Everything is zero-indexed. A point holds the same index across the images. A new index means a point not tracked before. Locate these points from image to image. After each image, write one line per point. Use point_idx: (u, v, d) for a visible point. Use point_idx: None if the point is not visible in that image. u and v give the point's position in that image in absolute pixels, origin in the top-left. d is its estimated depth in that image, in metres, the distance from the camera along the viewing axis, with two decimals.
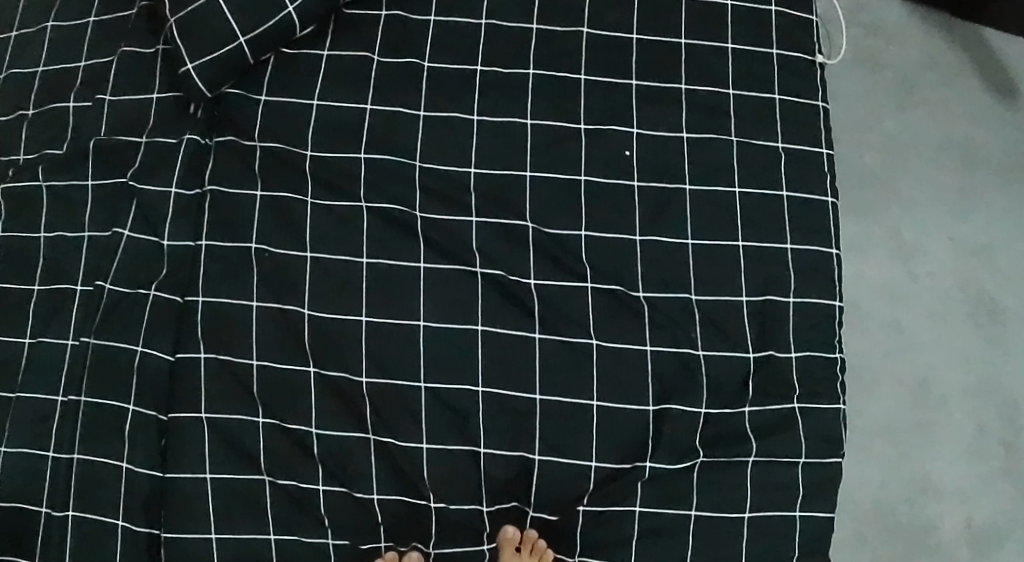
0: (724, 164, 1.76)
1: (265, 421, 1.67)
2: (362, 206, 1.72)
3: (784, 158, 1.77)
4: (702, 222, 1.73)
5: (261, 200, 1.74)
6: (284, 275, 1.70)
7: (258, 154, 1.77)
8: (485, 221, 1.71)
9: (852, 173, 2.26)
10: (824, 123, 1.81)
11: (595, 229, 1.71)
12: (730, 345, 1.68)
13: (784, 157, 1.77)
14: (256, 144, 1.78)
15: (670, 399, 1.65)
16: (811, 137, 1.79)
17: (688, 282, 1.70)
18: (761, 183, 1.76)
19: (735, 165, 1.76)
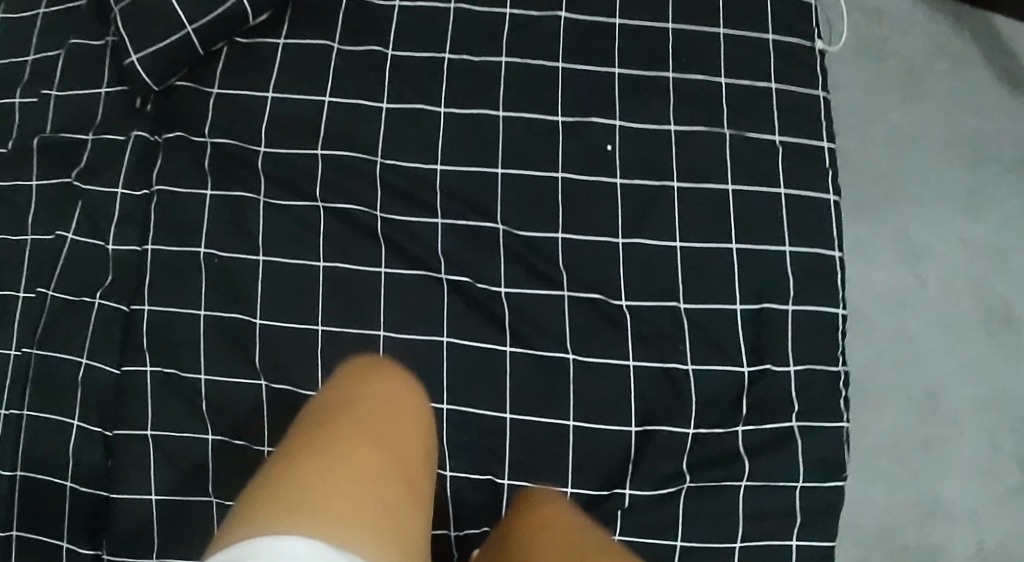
0: (716, 160, 1.62)
1: (214, 438, 1.52)
2: (319, 206, 1.58)
3: (780, 152, 1.63)
4: (690, 222, 1.59)
5: (213, 200, 1.60)
6: (234, 283, 1.57)
7: (209, 150, 1.63)
8: (454, 223, 1.57)
9: (855, 169, 2.11)
10: (825, 113, 1.66)
11: (574, 231, 1.57)
12: (722, 357, 1.53)
13: (780, 152, 1.63)
14: (207, 140, 1.63)
15: (655, 419, 1.51)
16: (811, 129, 1.65)
17: (675, 289, 1.56)
18: (756, 179, 1.62)
19: (728, 161, 1.62)
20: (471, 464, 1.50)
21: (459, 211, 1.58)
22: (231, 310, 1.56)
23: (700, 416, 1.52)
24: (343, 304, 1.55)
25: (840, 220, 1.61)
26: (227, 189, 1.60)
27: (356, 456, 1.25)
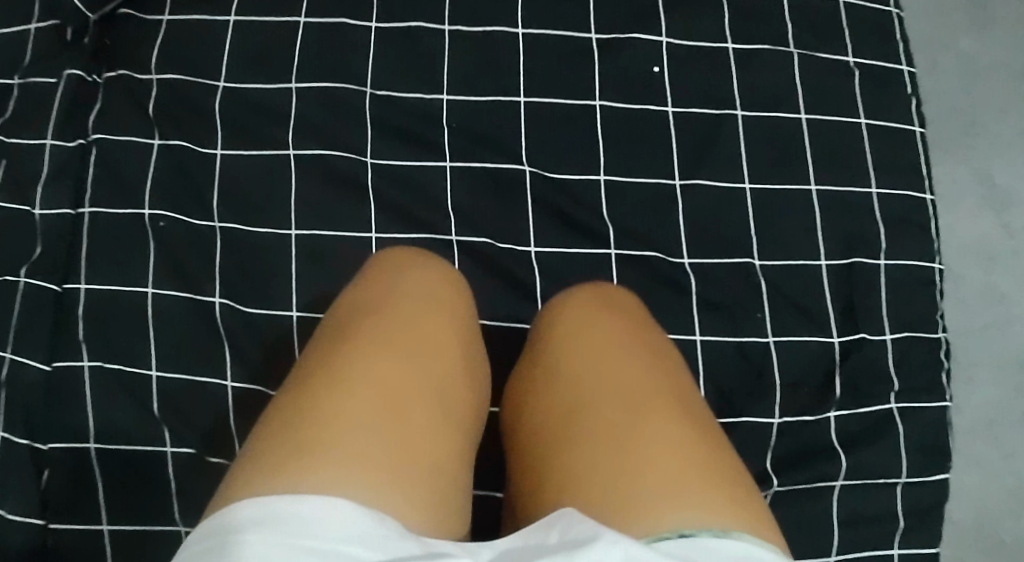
0: (785, 85, 1.31)
1: (178, 451, 1.12)
2: (292, 153, 1.23)
3: (857, 74, 1.34)
4: (758, 160, 1.27)
5: (162, 148, 1.22)
6: (191, 254, 1.19)
7: (156, 88, 1.26)
8: (465, 166, 1.24)
9: (930, 103, 1.73)
10: (902, 30, 1.37)
11: (617, 172, 1.25)
12: (809, 325, 1.23)
13: (857, 74, 1.34)
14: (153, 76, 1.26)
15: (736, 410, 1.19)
16: (889, 50, 1.36)
17: (747, 243, 1.24)
18: (832, 107, 1.32)
19: (800, 85, 1.32)
20: (502, 474, 1.14)
21: (474, 151, 1.25)
22: (187, 288, 1.17)
23: (785, 401, 1.20)
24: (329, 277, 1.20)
25: (928, 154, 1.32)
26: (181, 134, 1.23)
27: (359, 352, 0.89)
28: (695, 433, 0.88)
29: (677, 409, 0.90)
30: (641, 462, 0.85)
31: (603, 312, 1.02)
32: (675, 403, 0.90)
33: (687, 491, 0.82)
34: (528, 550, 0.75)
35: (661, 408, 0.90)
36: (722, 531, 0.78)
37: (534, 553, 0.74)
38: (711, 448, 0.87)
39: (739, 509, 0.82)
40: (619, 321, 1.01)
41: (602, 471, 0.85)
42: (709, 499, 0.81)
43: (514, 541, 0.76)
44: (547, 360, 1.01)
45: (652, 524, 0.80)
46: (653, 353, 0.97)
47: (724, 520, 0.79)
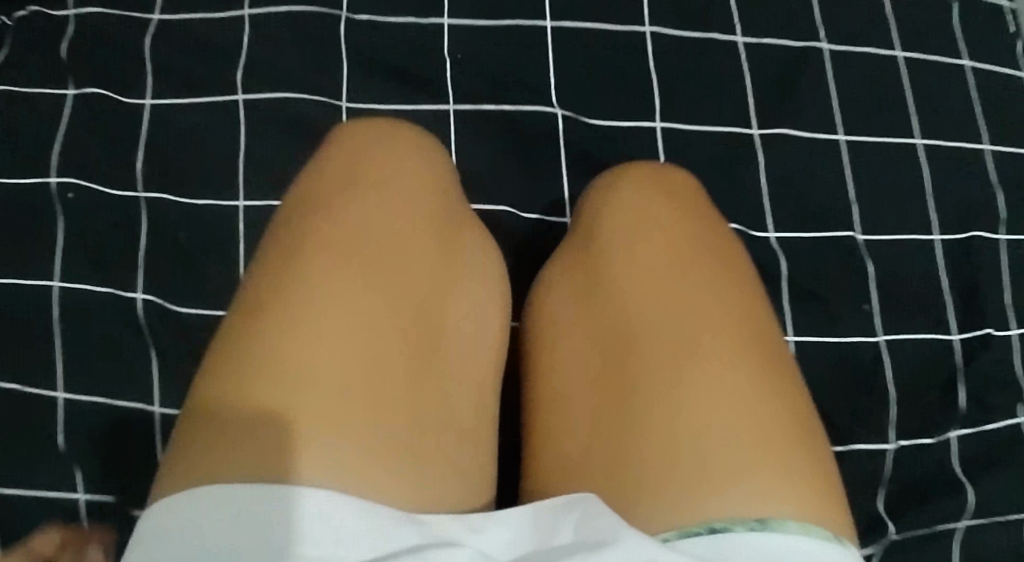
0: (874, 16, 1.00)
1: (86, 502, 0.73)
2: (242, 98, 0.88)
3: (965, 5, 1.02)
4: (855, 109, 0.96)
5: (77, 99, 0.87)
6: (99, 238, 0.82)
7: (73, 26, 0.91)
8: (478, 112, 0.89)
9: None
10: None
11: (675, 118, 0.92)
12: (924, 321, 0.88)
13: (966, 5, 1.02)
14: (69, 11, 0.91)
15: (843, 435, 0.83)
16: None
17: (845, 210, 0.92)
18: (932, 43, 1.00)
19: (890, 16, 1.00)
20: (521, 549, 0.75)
21: (485, 90, 0.90)
22: (110, 281, 0.80)
23: (896, 418, 0.84)
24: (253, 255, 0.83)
25: None
26: (105, 80, 0.89)
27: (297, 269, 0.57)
28: (768, 370, 0.59)
29: (743, 333, 0.60)
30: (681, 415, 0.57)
31: (647, 183, 0.70)
32: (735, 318, 0.61)
33: (739, 459, 0.55)
34: (537, 550, 0.51)
35: (720, 328, 0.60)
36: (771, 520, 0.52)
37: (539, 551, 0.50)
38: (789, 389, 0.59)
39: (823, 491, 0.55)
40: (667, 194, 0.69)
41: (624, 431, 0.58)
42: (771, 475, 0.54)
43: (522, 514, 0.52)
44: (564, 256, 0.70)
45: (690, 516, 0.53)
46: (710, 244, 0.66)
47: (794, 507, 0.53)
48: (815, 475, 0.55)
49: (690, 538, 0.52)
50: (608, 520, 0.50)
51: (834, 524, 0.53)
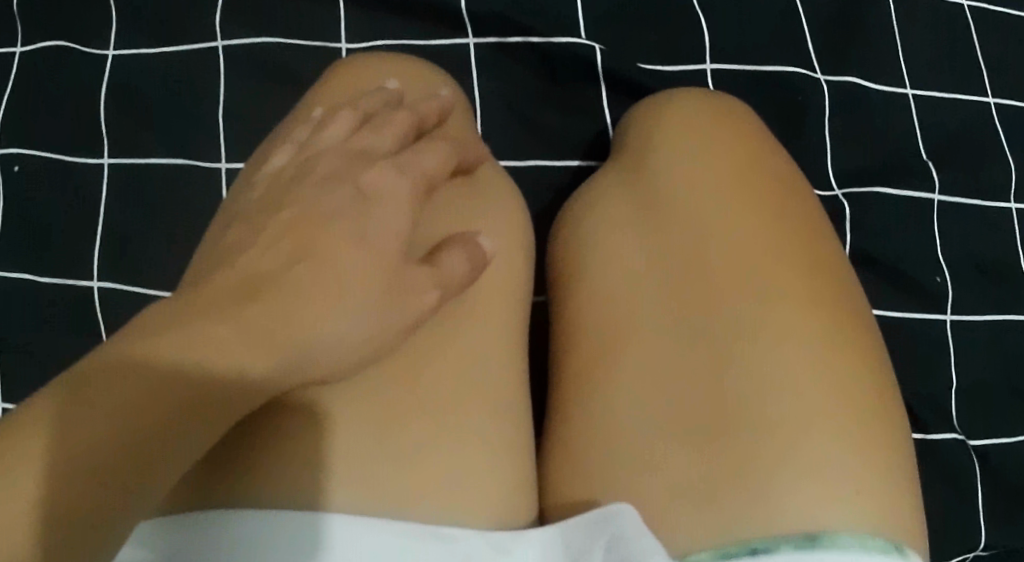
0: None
1: None
2: (219, 46, 0.72)
3: None
4: (925, 63, 0.82)
5: (25, 57, 0.71)
6: (43, 222, 0.67)
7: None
8: (497, 57, 0.74)
9: None
10: None
11: (724, 58, 0.77)
12: (1004, 302, 0.77)
13: None
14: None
15: (925, 425, 0.73)
16: None
17: (926, 167, 0.78)
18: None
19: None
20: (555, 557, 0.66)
21: (505, 27, 0.74)
22: (61, 271, 0.66)
23: (977, 408, 0.74)
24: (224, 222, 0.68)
25: None
26: (61, 31, 0.71)
27: (439, 215, 0.59)
28: (849, 361, 0.55)
29: (826, 309, 0.56)
30: (747, 415, 0.54)
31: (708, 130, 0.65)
32: (811, 305, 0.56)
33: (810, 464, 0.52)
34: None
35: (797, 311, 0.56)
36: (826, 536, 0.51)
37: None
38: (879, 378, 0.55)
39: (898, 505, 0.52)
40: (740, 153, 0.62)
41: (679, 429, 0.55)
42: (846, 482, 0.52)
43: (550, 534, 0.52)
44: (613, 207, 0.63)
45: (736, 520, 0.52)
46: (788, 218, 0.60)
47: (851, 516, 0.51)
48: (895, 482, 0.53)
49: (731, 560, 0.51)
50: (647, 545, 0.50)
51: (904, 533, 0.52)
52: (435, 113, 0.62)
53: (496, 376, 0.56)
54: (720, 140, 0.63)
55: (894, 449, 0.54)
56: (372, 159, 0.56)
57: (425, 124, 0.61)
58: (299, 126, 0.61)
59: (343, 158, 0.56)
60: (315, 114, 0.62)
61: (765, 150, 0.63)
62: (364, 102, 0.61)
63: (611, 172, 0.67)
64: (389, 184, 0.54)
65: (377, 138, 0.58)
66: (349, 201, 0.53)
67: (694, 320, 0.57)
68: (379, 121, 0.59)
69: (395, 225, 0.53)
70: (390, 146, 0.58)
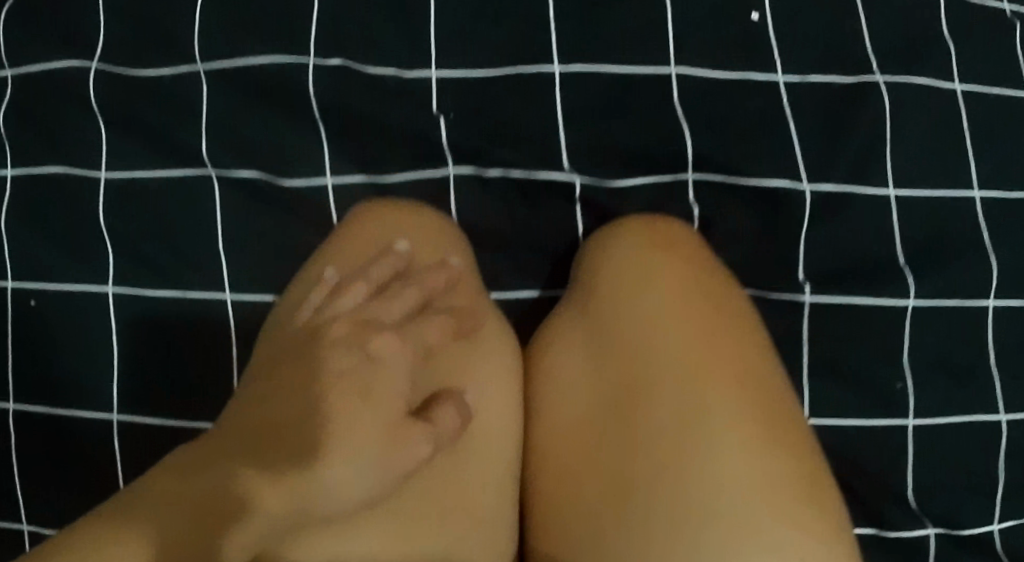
0: (931, 34, 0.82)
1: None
2: (212, 172, 0.73)
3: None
4: (914, 160, 0.81)
5: (21, 182, 0.75)
6: (60, 359, 0.73)
7: (9, 89, 0.76)
8: (483, 185, 0.75)
9: None
10: None
11: (705, 168, 0.77)
12: (971, 403, 0.79)
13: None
14: (3, 69, 0.76)
15: (880, 520, 0.78)
16: None
17: (898, 275, 0.79)
18: (997, 65, 0.84)
19: (947, 36, 0.83)
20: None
21: (488, 151, 0.74)
22: (82, 403, 0.72)
23: (935, 502, 0.79)
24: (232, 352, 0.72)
25: None
26: (55, 151, 0.75)
27: (434, 373, 0.69)
28: (764, 447, 0.62)
29: (748, 396, 0.64)
30: (669, 510, 0.62)
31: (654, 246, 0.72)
32: (728, 398, 0.64)
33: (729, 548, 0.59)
34: None
35: (726, 403, 0.64)
36: None
37: None
38: (795, 459, 0.62)
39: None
40: (673, 267, 0.71)
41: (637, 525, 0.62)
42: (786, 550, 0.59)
43: None
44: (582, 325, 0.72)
45: None
46: (702, 320, 0.67)
47: None
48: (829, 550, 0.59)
49: None
50: None
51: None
52: (444, 282, 0.70)
53: (473, 502, 0.69)
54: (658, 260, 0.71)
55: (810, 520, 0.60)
56: (379, 327, 0.65)
57: (432, 293, 0.70)
58: (312, 291, 0.69)
59: (352, 327, 0.65)
60: (324, 277, 0.69)
61: (695, 262, 0.71)
62: (374, 272, 0.69)
63: (566, 304, 0.75)
64: (397, 350, 0.64)
65: (386, 309, 0.67)
66: (356, 367, 0.62)
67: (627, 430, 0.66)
68: (389, 295, 0.68)
69: (395, 390, 0.62)
70: (396, 315, 0.68)
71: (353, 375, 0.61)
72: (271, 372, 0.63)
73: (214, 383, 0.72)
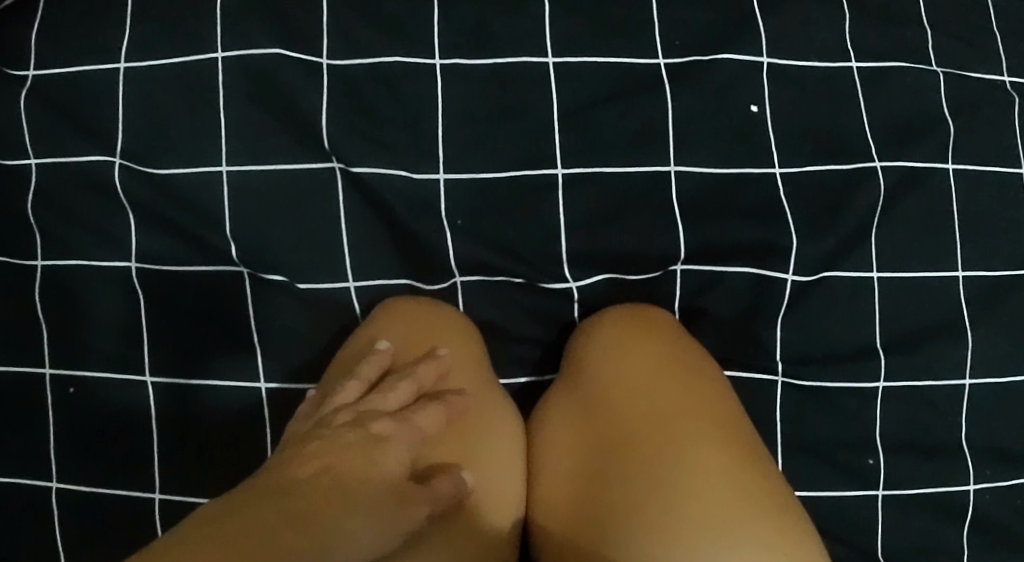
0: (930, 114, 0.85)
1: None
2: (245, 271, 0.80)
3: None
4: (902, 244, 0.83)
5: (49, 272, 0.81)
6: (105, 435, 0.81)
7: (32, 178, 0.81)
8: (490, 283, 0.80)
9: None
10: None
11: (695, 260, 0.81)
12: (944, 475, 0.83)
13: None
14: (27, 159, 0.81)
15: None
16: None
17: (874, 355, 0.83)
18: (989, 147, 0.85)
19: (947, 116, 0.85)
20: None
21: (486, 260, 0.79)
22: (124, 477, 0.81)
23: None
24: (255, 438, 0.80)
25: None
26: (80, 242, 0.81)
27: (432, 454, 0.73)
28: (743, 496, 0.69)
29: (712, 432, 0.73)
30: (669, 550, 0.68)
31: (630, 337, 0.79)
32: (707, 458, 0.71)
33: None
34: None
35: (697, 445, 0.72)
36: None
37: None
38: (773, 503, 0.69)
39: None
40: (648, 350, 0.78)
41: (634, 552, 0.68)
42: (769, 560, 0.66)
43: None
44: (562, 402, 0.79)
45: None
46: (669, 378, 0.76)
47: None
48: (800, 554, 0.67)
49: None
50: None
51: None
52: (435, 372, 0.75)
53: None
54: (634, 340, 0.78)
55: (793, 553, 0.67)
56: (378, 416, 0.70)
57: (424, 384, 0.74)
58: (303, 403, 0.75)
59: (353, 417, 0.70)
60: (310, 392, 0.75)
61: (668, 342, 0.78)
62: (366, 370, 0.74)
63: (554, 389, 0.81)
64: (398, 433, 0.70)
65: (382, 399, 0.72)
66: (363, 443, 0.67)
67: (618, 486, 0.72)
68: (384, 388, 0.73)
69: (401, 462, 0.68)
70: (394, 404, 0.72)
71: (359, 453, 0.66)
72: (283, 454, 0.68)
73: (241, 464, 0.80)
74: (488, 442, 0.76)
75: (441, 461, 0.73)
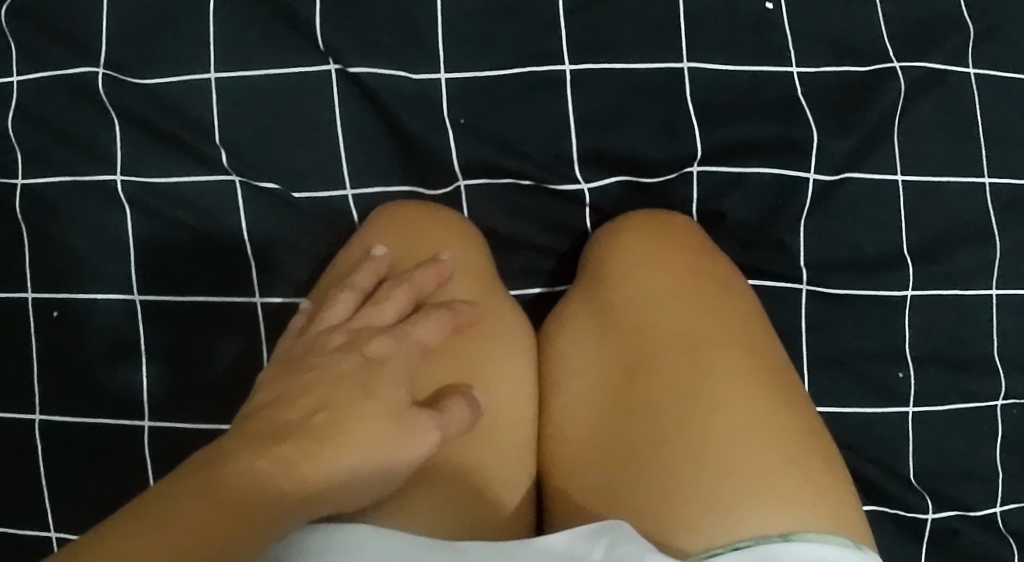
0: (952, 15, 0.80)
1: None
2: (239, 180, 0.75)
3: None
4: (925, 146, 0.79)
5: (31, 193, 0.76)
6: (91, 360, 0.76)
7: (14, 95, 0.76)
8: (495, 186, 0.77)
9: None
10: None
11: (710, 161, 0.77)
12: (975, 390, 0.79)
13: None
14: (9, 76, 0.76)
15: (890, 498, 0.78)
16: None
17: (899, 263, 0.78)
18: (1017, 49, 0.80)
19: (968, 19, 0.80)
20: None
21: (494, 162, 0.76)
22: (111, 403, 0.76)
23: (940, 488, 0.78)
24: (253, 358, 0.75)
25: None
26: (59, 160, 0.76)
27: (436, 369, 0.70)
28: (766, 408, 0.66)
29: (733, 349, 0.68)
30: (688, 473, 0.64)
31: (643, 239, 0.75)
32: (726, 371, 0.67)
33: (747, 506, 0.62)
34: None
35: (719, 361, 0.68)
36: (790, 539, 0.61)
37: None
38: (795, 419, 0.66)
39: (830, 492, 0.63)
40: (661, 256, 0.73)
41: (652, 472, 0.65)
42: (793, 486, 0.62)
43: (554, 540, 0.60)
44: (574, 312, 0.75)
45: (731, 520, 0.62)
46: (686, 286, 0.72)
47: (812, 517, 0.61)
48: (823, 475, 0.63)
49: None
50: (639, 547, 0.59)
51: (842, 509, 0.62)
52: (436, 279, 0.71)
53: (500, 480, 0.70)
54: (646, 245, 0.75)
55: (818, 475, 0.63)
56: (374, 333, 0.66)
57: (423, 291, 0.70)
58: (297, 315, 0.71)
59: (348, 337, 0.65)
60: (304, 304, 0.72)
61: (684, 245, 0.74)
62: (359, 281, 0.70)
63: (567, 298, 0.77)
64: (397, 350, 0.65)
65: (379, 313, 0.67)
66: (360, 365, 0.63)
67: (631, 407, 0.68)
68: (379, 299, 0.68)
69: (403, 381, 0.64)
70: (392, 315, 0.68)
71: (357, 373, 0.62)
72: (278, 372, 0.64)
73: (235, 384, 0.75)
74: (497, 358, 0.73)
75: (449, 374, 0.70)
